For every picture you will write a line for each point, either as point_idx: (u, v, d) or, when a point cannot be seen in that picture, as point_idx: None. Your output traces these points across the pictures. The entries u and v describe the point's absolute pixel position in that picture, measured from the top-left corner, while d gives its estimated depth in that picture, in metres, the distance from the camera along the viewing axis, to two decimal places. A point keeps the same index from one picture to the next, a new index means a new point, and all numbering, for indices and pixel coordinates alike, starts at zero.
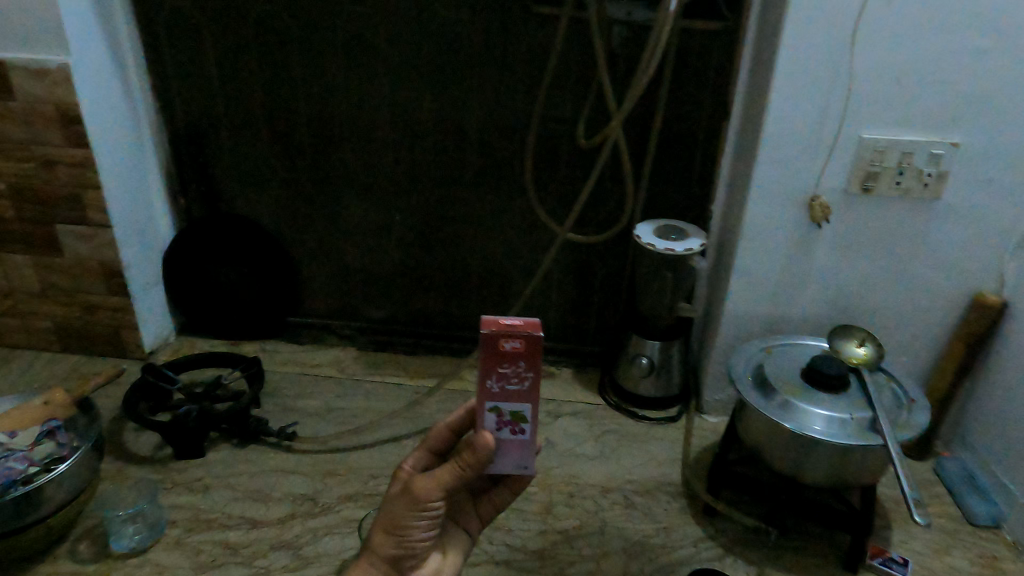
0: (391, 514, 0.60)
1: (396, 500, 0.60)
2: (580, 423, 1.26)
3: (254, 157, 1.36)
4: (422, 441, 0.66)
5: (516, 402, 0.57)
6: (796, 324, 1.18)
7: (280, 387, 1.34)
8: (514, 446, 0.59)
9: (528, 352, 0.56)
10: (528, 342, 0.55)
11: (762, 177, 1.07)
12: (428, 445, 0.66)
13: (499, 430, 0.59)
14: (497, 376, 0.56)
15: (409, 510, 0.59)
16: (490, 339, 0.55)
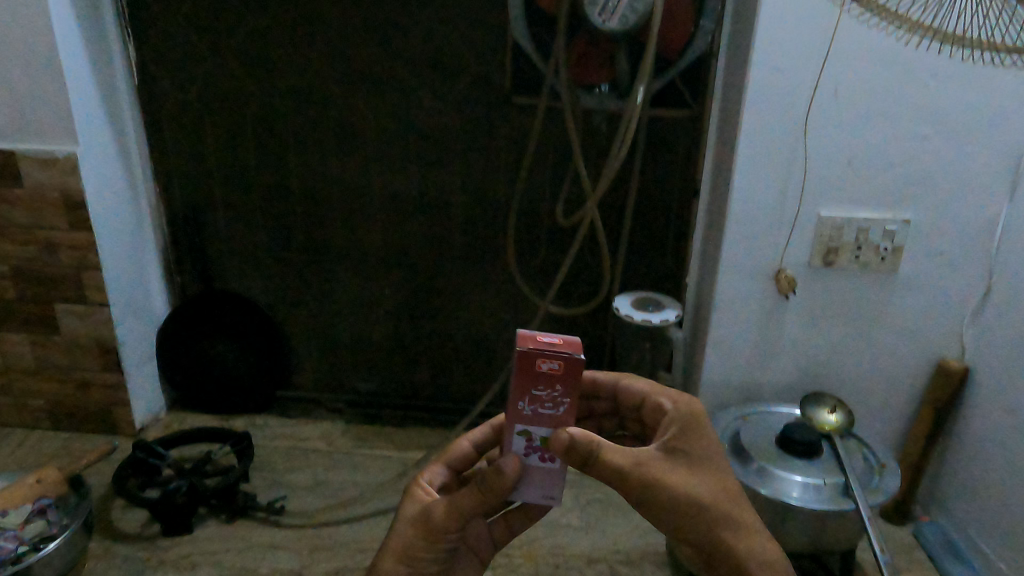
0: (405, 534, 0.66)
1: (414, 519, 0.66)
2: (565, 493, 1.28)
3: (249, 237, 1.42)
4: (442, 455, 0.74)
5: (548, 426, 0.57)
6: (770, 391, 1.23)
7: (268, 461, 1.35)
8: (540, 473, 0.60)
9: (564, 375, 0.55)
10: (566, 365, 0.55)
11: (730, 253, 1.14)
12: (449, 459, 0.74)
13: (527, 455, 0.59)
14: (530, 399, 0.56)
15: (421, 529, 0.65)
16: (527, 359, 0.54)
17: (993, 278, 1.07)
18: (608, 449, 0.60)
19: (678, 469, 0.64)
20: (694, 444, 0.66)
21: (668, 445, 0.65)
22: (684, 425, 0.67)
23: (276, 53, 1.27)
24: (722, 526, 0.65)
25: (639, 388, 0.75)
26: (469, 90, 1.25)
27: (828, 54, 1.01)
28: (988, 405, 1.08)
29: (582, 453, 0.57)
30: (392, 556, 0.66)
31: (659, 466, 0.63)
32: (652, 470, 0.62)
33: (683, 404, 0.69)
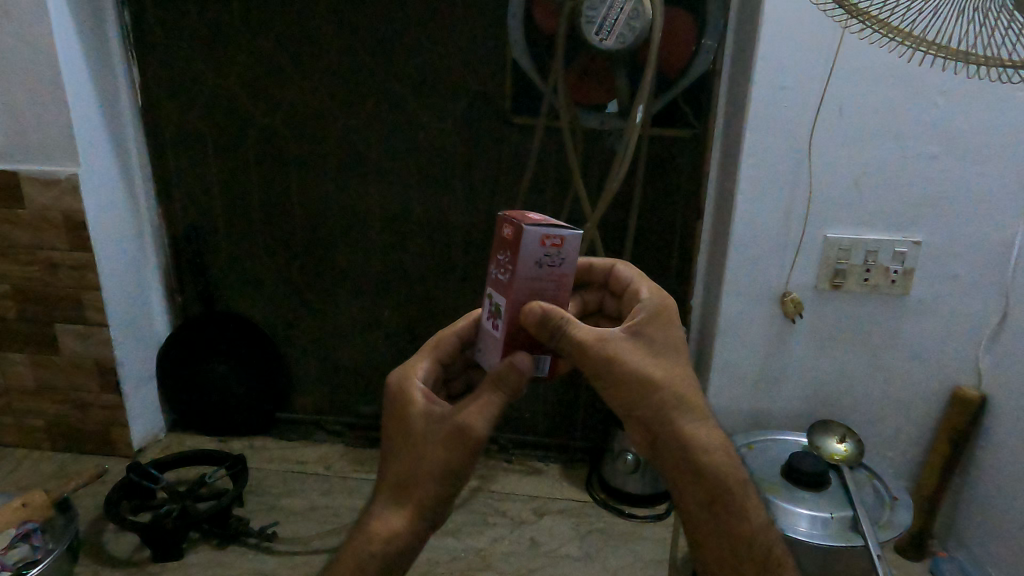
0: (431, 452, 0.63)
1: (438, 435, 0.62)
2: (566, 522, 1.24)
3: (249, 257, 1.42)
4: (428, 347, 0.73)
5: (502, 294, 0.64)
6: (778, 418, 1.18)
7: (264, 485, 1.33)
8: (492, 339, 0.66)
9: (516, 243, 0.61)
10: (517, 232, 0.61)
11: (734, 275, 1.11)
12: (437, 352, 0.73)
13: (490, 319, 0.67)
14: (496, 262, 0.64)
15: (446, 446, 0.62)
16: (498, 221, 0.64)
17: (1009, 302, 1.03)
18: (575, 325, 0.65)
19: (638, 351, 0.70)
20: (658, 330, 0.72)
21: (635, 328, 0.70)
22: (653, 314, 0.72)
23: (277, 75, 1.27)
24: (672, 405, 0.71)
25: (621, 279, 0.79)
26: (469, 110, 1.24)
27: (832, 70, 0.98)
28: (1007, 436, 1.03)
29: (550, 327, 0.62)
30: (422, 479, 0.63)
31: (620, 345, 0.68)
32: (616, 348, 0.68)
33: (657, 296, 0.74)
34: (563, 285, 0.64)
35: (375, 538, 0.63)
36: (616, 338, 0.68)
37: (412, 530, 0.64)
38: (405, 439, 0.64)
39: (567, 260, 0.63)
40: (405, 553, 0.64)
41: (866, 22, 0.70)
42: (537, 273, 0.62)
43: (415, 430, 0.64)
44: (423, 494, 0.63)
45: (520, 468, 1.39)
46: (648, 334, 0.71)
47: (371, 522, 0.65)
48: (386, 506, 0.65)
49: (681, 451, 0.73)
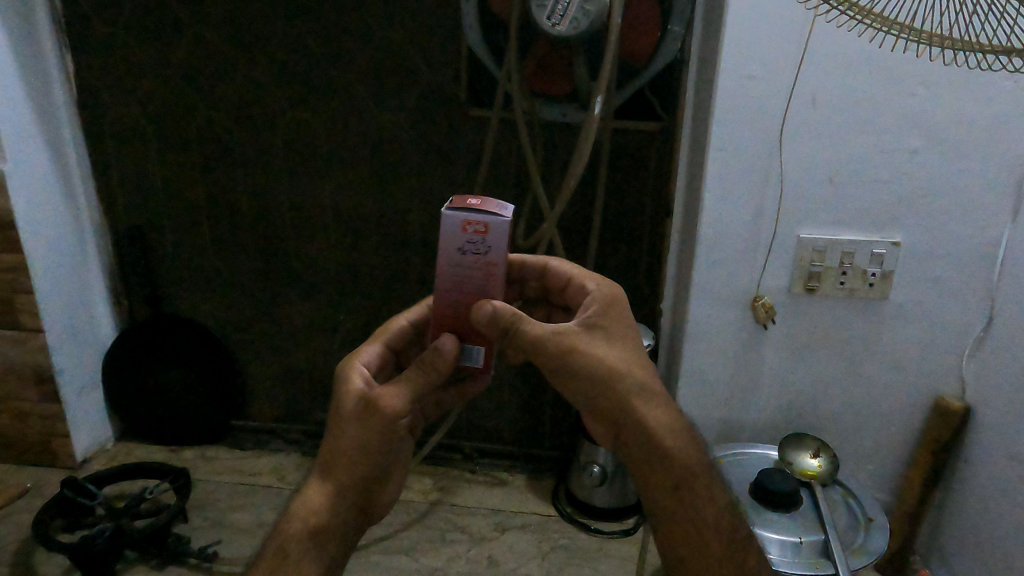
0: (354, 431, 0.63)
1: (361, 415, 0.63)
2: (528, 538, 1.17)
3: (197, 258, 1.34)
4: (376, 334, 0.72)
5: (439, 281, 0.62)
6: (750, 429, 1.12)
7: (212, 499, 1.26)
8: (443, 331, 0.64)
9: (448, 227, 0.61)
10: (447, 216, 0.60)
11: (701, 278, 1.03)
12: (384, 338, 0.72)
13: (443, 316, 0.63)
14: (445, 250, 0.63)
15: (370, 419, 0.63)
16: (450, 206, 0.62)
17: (995, 307, 0.96)
18: (529, 320, 0.62)
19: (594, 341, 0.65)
20: (614, 319, 0.67)
21: (591, 320, 0.66)
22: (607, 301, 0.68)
23: (219, 65, 1.19)
24: (630, 396, 0.65)
25: (565, 271, 0.76)
26: (423, 102, 1.16)
27: (803, 59, 0.91)
28: (992, 450, 0.96)
29: (501, 324, 0.60)
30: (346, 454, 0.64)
31: (576, 337, 0.64)
32: (570, 340, 0.63)
33: (606, 284, 0.69)
34: (493, 275, 0.60)
35: (301, 511, 0.64)
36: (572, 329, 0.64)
37: (335, 508, 0.64)
38: (336, 419, 0.65)
39: (495, 247, 0.59)
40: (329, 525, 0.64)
41: (845, 10, 0.62)
42: (460, 259, 0.60)
43: (342, 410, 0.65)
44: (347, 472, 0.64)
45: (484, 479, 1.33)
46: (603, 324, 0.66)
47: (299, 500, 0.66)
48: (315, 483, 0.66)
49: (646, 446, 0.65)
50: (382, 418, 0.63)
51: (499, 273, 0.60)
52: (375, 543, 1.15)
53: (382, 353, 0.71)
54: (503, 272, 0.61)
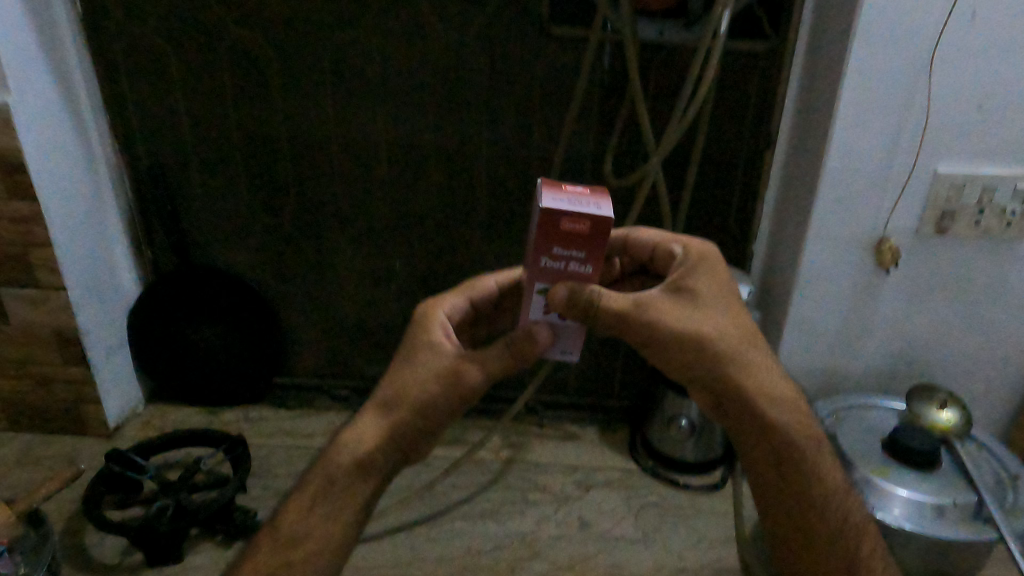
0: (415, 378, 0.64)
1: (431, 365, 0.64)
2: (615, 497, 1.12)
3: (230, 202, 1.19)
4: (464, 288, 0.74)
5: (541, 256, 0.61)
6: (855, 378, 1.05)
7: (268, 466, 1.17)
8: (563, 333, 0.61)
9: None
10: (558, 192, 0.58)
11: (822, 218, 0.94)
12: (470, 295, 0.74)
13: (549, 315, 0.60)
14: None
15: (441, 383, 0.64)
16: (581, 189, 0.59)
17: None
18: (610, 296, 0.58)
19: (681, 309, 0.61)
20: (702, 284, 0.63)
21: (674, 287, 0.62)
22: (693, 269, 0.64)
23: None
24: (726, 362, 0.62)
25: (650, 240, 0.71)
26: (496, 19, 1.01)
27: None
28: None
29: (582, 305, 0.56)
30: (403, 404, 0.64)
31: (660, 308, 0.60)
32: (653, 310, 0.60)
33: (692, 248, 0.66)
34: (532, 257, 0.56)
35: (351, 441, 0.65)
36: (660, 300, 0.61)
37: (383, 448, 0.65)
38: (404, 359, 0.66)
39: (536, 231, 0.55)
40: (374, 463, 0.65)
41: None
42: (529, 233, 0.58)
43: (412, 355, 0.66)
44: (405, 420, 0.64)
45: (553, 433, 1.26)
46: (687, 291, 0.62)
47: (349, 431, 0.67)
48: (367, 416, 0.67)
49: (745, 412, 0.64)
50: (448, 375, 0.64)
51: (529, 258, 0.55)
52: (455, 508, 1.08)
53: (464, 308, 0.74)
54: (549, 266, 0.55)
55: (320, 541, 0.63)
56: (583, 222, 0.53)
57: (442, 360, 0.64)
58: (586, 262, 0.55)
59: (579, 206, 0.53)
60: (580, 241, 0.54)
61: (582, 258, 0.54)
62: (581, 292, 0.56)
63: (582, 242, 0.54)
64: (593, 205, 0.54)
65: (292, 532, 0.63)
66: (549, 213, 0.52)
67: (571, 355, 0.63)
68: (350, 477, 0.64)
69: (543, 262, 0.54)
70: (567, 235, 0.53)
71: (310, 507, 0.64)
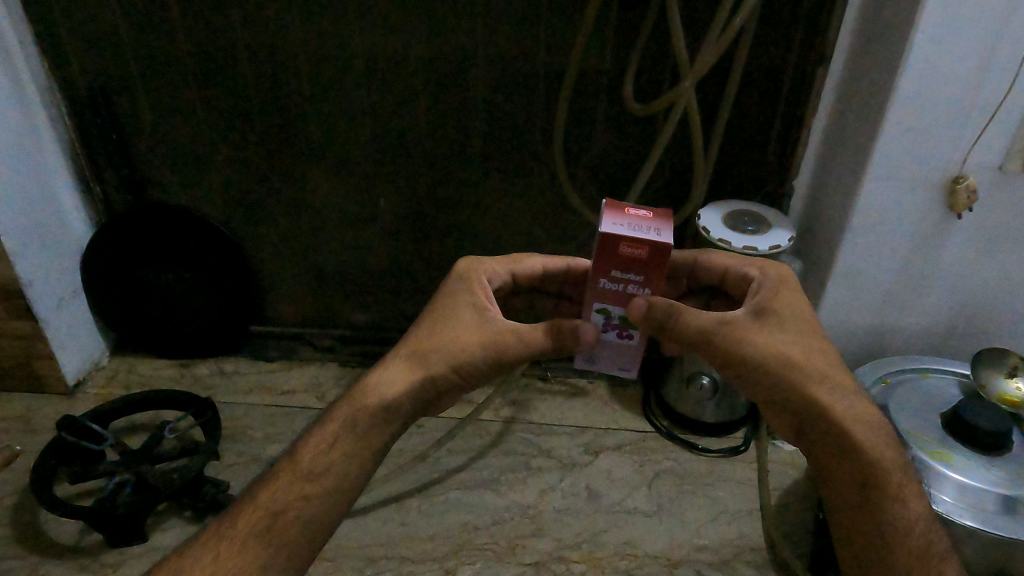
0: (459, 334, 0.62)
1: (473, 329, 0.62)
2: (627, 462, 1.01)
3: (186, 131, 1.03)
4: (508, 260, 0.70)
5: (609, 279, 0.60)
6: (904, 335, 0.93)
7: (244, 428, 1.06)
8: (617, 348, 0.60)
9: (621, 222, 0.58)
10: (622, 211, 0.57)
11: (887, 154, 0.78)
12: (513, 268, 0.70)
13: (605, 331, 0.59)
14: None
15: (479, 348, 0.62)
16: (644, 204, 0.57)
17: None
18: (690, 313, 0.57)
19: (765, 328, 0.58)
20: (784, 305, 0.60)
21: (755, 305, 0.60)
22: (774, 292, 0.61)
23: None
24: (811, 385, 0.59)
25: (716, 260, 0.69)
26: None
27: None
28: None
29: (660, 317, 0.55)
30: (439, 360, 0.62)
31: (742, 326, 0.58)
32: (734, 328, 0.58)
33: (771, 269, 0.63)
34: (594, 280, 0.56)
35: (379, 382, 0.63)
36: (740, 321, 0.58)
37: (407, 398, 0.63)
38: (443, 317, 0.64)
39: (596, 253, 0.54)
40: (398, 410, 0.62)
41: None
42: None
43: (455, 313, 0.64)
44: (437, 376, 0.62)
45: (558, 388, 1.15)
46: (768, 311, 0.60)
47: (377, 374, 0.64)
48: (395, 360, 0.64)
49: (824, 437, 0.60)
50: (492, 341, 0.62)
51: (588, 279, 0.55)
52: (451, 476, 0.98)
53: (504, 277, 0.70)
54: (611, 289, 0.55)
55: (338, 477, 0.60)
56: (641, 248, 0.52)
57: (486, 327, 0.62)
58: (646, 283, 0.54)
59: (638, 230, 0.52)
60: (638, 265, 0.53)
61: (640, 281, 0.54)
62: (657, 307, 0.54)
63: (641, 266, 0.53)
64: (652, 229, 0.52)
65: (310, 468, 0.60)
66: (606, 239, 0.52)
67: (628, 370, 0.62)
68: (380, 414, 0.62)
69: (601, 285, 0.55)
70: (626, 257, 0.53)
71: (334, 441, 0.61)
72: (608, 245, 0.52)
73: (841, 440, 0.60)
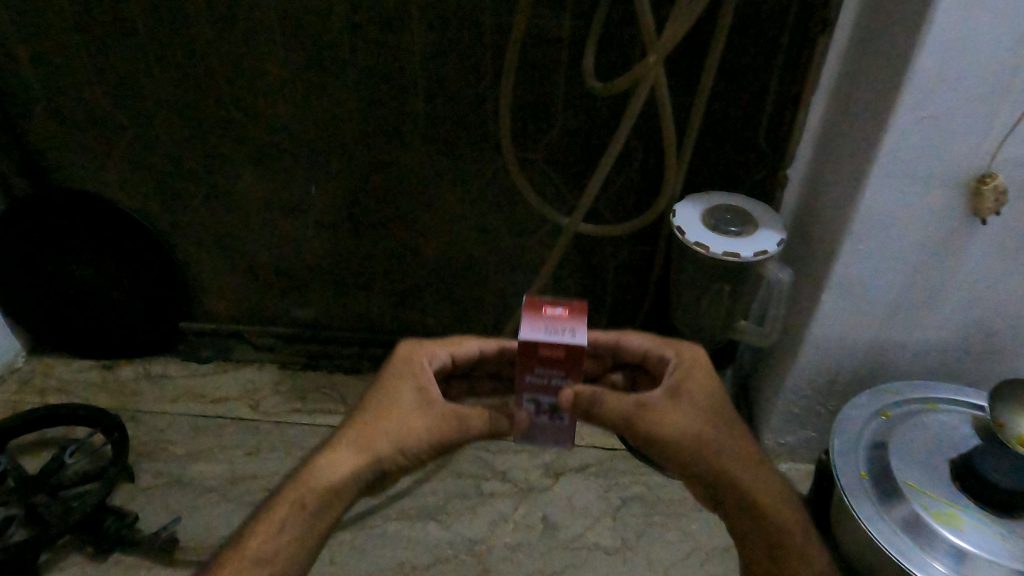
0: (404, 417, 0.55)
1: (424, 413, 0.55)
2: (591, 487, 0.90)
3: (82, 109, 0.89)
4: (447, 341, 0.63)
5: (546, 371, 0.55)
6: (914, 355, 0.78)
7: (166, 443, 0.95)
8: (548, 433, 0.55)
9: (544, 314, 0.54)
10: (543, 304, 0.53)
11: (898, 145, 0.64)
12: (453, 350, 0.63)
13: (538, 415, 0.54)
14: None
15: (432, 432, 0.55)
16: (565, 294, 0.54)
17: None
18: (609, 396, 0.53)
19: (684, 410, 0.55)
20: (702, 387, 0.57)
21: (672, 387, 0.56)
22: (689, 370, 0.57)
23: None
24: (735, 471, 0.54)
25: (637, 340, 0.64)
26: None
27: None
28: None
29: (583, 404, 0.51)
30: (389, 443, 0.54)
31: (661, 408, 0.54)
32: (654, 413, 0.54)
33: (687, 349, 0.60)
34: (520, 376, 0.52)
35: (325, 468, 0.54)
36: (656, 401, 0.55)
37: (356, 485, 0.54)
38: (387, 399, 0.56)
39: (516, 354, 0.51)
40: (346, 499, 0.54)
41: None
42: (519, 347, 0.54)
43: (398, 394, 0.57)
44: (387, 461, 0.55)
45: None
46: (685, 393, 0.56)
47: (314, 461, 0.55)
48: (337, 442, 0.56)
49: (751, 525, 0.56)
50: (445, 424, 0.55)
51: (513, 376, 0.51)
52: (390, 503, 0.87)
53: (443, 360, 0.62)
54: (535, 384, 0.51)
55: (284, 565, 0.52)
56: (557, 349, 0.48)
57: (437, 408, 0.56)
58: (570, 375, 0.51)
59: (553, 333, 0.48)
60: (559, 363, 0.49)
61: (563, 376, 0.50)
62: (583, 395, 0.51)
63: (562, 363, 0.49)
64: (568, 330, 0.49)
65: (255, 552, 0.52)
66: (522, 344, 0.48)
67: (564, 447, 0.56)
68: (325, 500, 0.53)
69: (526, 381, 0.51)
70: (544, 357, 0.49)
71: (283, 526, 0.52)
72: (525, 349, 0.49)
73: (770, 525, 0.55)
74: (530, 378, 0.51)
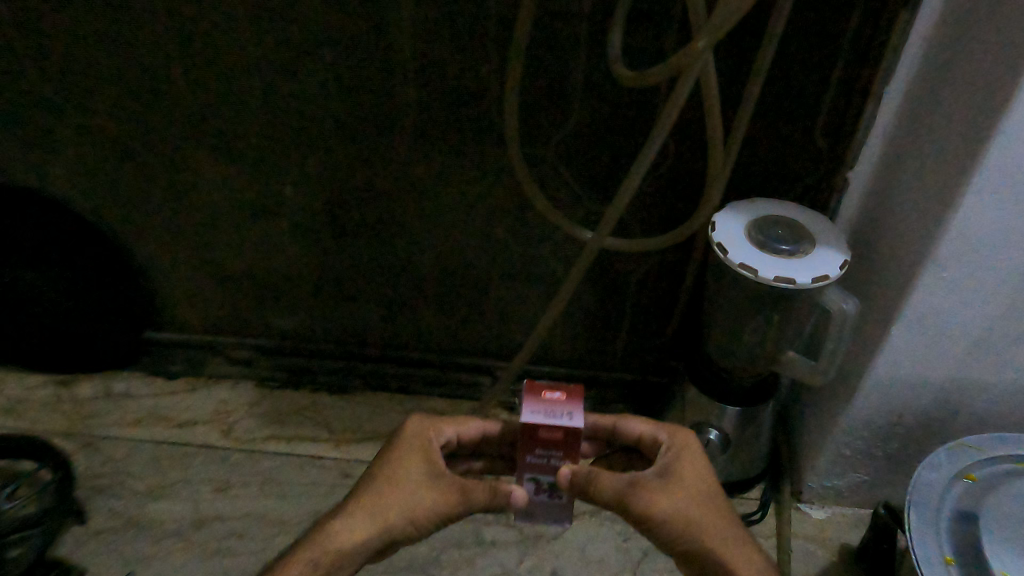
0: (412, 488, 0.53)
1: (431, 488, 0.53)
2: (607, 534, 0.78)
3: (16, 94, 0.75)
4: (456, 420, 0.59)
5: None
6: (995, 398, 0.66)
7: (123, 476, 0.84)
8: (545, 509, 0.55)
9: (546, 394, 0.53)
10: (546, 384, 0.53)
11: (1005, 153, 0.51)
12: (461, 430, 0.58)
13: (537, 493, 0.54)
14: None
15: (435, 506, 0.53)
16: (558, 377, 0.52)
17: None
18: (603, 477, 0.52)
19: (677, 490, 0.53)
20: (695, 466, 0.55)
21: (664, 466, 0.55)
22: (684, 448, 0.56)
23: None
24: (725, 552, 0.52)
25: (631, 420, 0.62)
26: None
27: None
28: None
29: (578, 482, 0.51)
30: (397, 517, 0.52)
31: (652, 488, 0.53)
32: (645, 493, 0.52)
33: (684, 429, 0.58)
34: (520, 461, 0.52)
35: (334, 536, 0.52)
36: (649, 480, 0.53)
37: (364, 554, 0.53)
38: (395, 471, 0.54)
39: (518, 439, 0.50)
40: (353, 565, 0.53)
41: None
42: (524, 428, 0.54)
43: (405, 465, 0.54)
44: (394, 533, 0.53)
45: None
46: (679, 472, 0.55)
47: (325, 528, 0.54)
48: (346, 509, 0.54)
49: None
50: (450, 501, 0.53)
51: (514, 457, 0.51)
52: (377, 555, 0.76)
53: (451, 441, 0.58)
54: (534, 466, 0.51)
55: None
56: (554, 433, 0.48)
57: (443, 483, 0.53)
58: (568, 455, 0.50)
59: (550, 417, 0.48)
60: (557, 444, 0.49)
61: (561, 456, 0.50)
62: (580, 474, 0.51)
63: (559, 445, 0.49)
64: (564, 415, 0.48)
65: None
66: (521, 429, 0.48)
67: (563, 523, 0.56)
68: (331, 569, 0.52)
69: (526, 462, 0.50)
70: (543, 439, 0.49)
71: None
72: (526, 431, 0.49)
73: None
74: (530, 458, 0.50)
